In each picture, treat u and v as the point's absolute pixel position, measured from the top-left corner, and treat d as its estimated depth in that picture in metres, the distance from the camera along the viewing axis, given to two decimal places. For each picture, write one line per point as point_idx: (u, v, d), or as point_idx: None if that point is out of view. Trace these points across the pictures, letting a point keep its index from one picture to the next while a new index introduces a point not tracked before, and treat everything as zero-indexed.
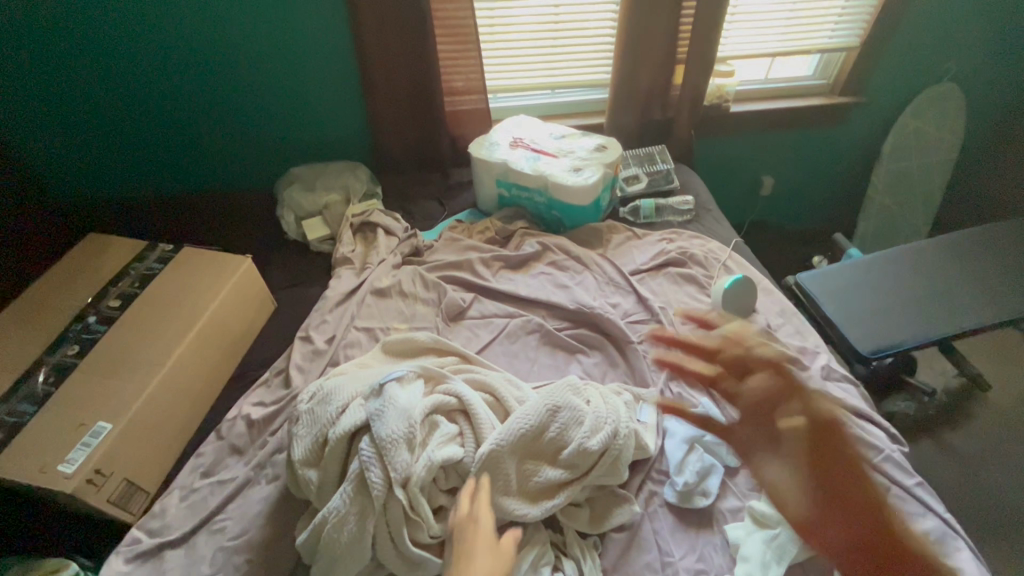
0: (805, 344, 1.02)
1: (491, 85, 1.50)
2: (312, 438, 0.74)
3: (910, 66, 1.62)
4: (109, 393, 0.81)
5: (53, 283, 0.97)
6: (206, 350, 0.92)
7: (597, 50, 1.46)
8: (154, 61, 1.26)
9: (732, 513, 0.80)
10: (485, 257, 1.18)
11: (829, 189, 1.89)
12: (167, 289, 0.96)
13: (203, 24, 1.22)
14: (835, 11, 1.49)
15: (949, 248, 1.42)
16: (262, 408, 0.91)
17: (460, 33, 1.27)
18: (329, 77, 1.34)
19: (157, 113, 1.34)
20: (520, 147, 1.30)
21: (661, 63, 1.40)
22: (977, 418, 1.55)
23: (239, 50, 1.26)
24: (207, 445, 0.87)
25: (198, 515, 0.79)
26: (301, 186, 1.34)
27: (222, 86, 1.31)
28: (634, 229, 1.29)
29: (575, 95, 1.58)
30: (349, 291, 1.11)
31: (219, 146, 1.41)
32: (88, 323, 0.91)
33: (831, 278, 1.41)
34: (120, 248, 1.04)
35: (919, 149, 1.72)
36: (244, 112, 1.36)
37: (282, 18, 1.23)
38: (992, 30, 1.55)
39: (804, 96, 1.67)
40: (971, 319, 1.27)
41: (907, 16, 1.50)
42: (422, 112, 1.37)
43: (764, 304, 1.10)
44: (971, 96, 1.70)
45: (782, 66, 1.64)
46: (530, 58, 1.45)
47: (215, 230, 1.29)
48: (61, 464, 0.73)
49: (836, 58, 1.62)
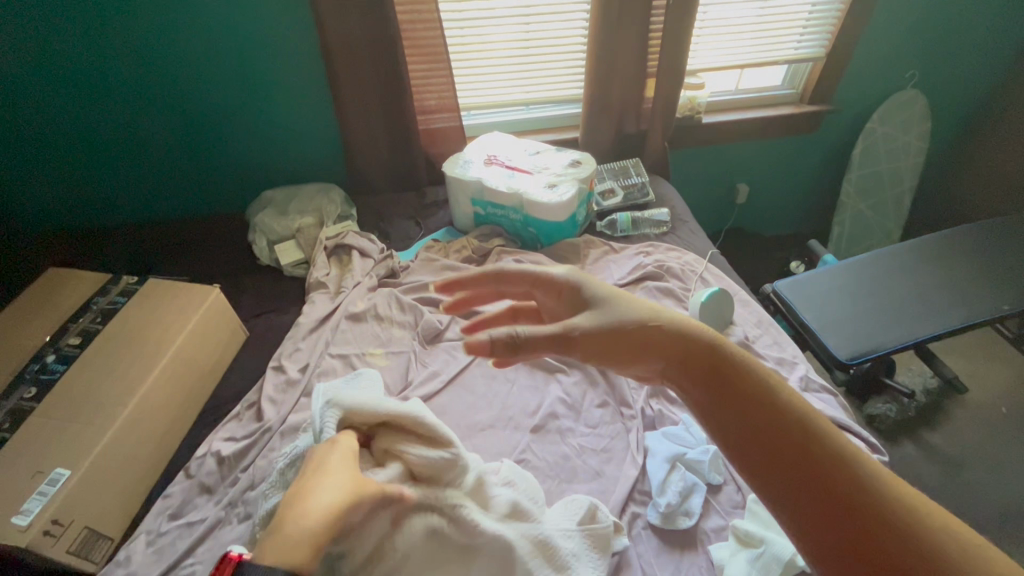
0: (783, 355, 1.03)
1: (465, 102, 1.50)
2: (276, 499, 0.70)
3: (875, 75, 1.65)
4: (69, 437, 0.78)
5: (10, 323, 0.94)
6: (173, 385, 0.89)
7: (569, 64, 1.46)
8: (122, 90, 1.24)
9: (715, 532, 0.79)
10: (461, 277, 1.17)
11: (803, 195, 1.92)
12: (132, 323, 0.94)
13: (160, 47, 1.19)
14: (800, 21, 1.52)
15: (920, 252, 1.44)
16: (233, 443, 0.88)
17: (431, 53, 1.27)
18: (298, 98, 1.32)
19: (119, 138, 1.31)
20: (494, 165, 1.29)
21: (632, 77, 1.41)
22: (957, 417, 1.57)
23: (204, 70, 1.24)
24: (175, 485, 0.83)
25: (165, 561, 0.75)
26: (273, 210, 1.31)
27: (192, 112, 1.29)
28: (612, 243, 1.29)
29: (549, 110, 1.58)
30: (322, 317, 1.08)
31: (185, 170, 1.38)
32: (46, 362, 0.87)
33: (808, 285, 1.42)
34: (81, 282, 1.01)
35: (888, 155, 1.75)
36: (215, 137, 1.34)
37: (248, 41, 1.21)
38: (952, 37, 1.59)
39: (774, 106, 1.69)
40: (948, 323, 1.28)
41: (870, 27, 1.53)
42: (395, 132, 1.36)
43: (741, 316, 1.10)
44: (935, 102, 1.74)
45: (752, 76, 1.66)
46: (502, 74, 1.46)
47: (187, 257, 1.27)
48: (15, 517, 0.69)
49: (803, 67, 1.65)
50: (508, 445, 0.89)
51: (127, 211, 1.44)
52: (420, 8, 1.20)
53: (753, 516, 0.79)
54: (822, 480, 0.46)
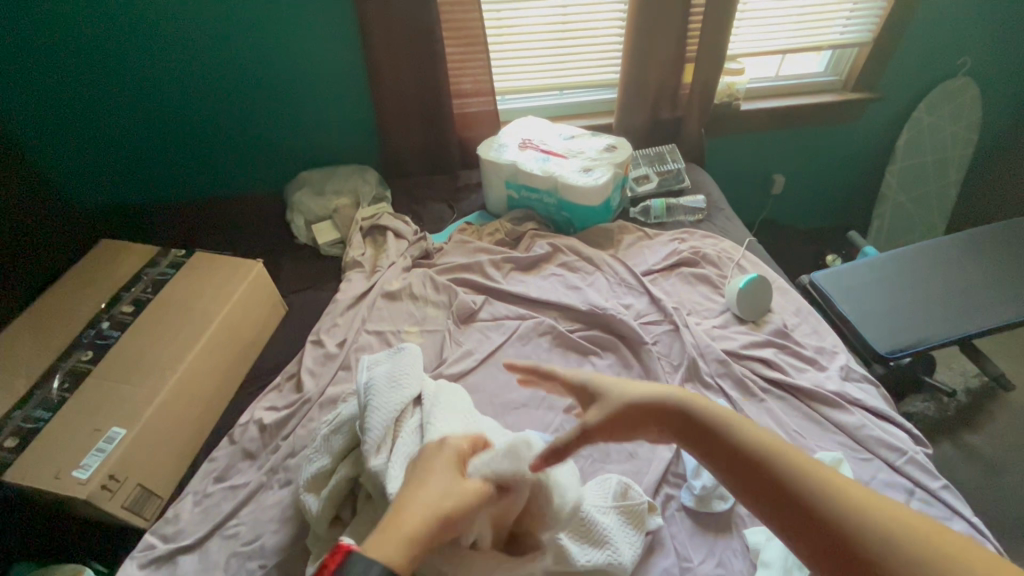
0: (823, 344, 1.01)
1: (500, 87, 1.50)
2: (322, 462, 0.72)
3: (924, 61, 1.59)
4: (124, 398, 0.81)
5: (66, 290, 0.98)
6: (219, 354, 0.93)
7: (606, 48, 1.45)
8: (172, 72, 1.27)
9: (751, 517, 0.79)
10: (495, 259, 1.17)
11: (842, 186, 1.87)
12: (179, 294, 0.97)
13: (208, 27, 1.21)
14: (846, 5, 1.47)
15: (968, 246, 1.39)
16: (274, 412, 0.90)
17: (468, 36, 1.27)
18: (337, 81, 1.34)
19: (165, 117, 1.34)
20: (529, 148, 1.29)
21: (670, 61, 1.39)
22: (1000, 418, 1.52)
23: (248, 52, 1.26)
24: (220, 450, 0.86)
25: (212, 520, 0.78)
26: (310, 190, 1.34)
27: (237, 94, 1.33)
28: (645, 229, 1.27)
29: (583, 95, 1.57)
30: (359, 294, 1.10)
31: (227, 148, 1.42)
32: (101, 328, 0.91)
33: (847, 277, 1.38)
34: (131, 254, 1.05)
35: (934, 145, 1.69)
36: (257, 120, 1.38)
37: (289, 23, 1.23)
38: (1009, 21, 1.52)
39: (816, 94, 1.65)
40: (995, 318, 1.23)
41: (921, 11, 1.48)
42: (430, 114, 1.37)
43: (780, 304, 1.08)
44: (987, 91, 1.67)
45: (793, 62, 1.62)
46: (538, 57, 1.45)
47: (232, 235, 1.30)
48: (76, 471, 0.73)
49: (848, 54, 1.59)
50: (541, 423, 0.90)
51: (170, 189, 1.48)
52: None
53: None
54: (790, 489, 0.50)
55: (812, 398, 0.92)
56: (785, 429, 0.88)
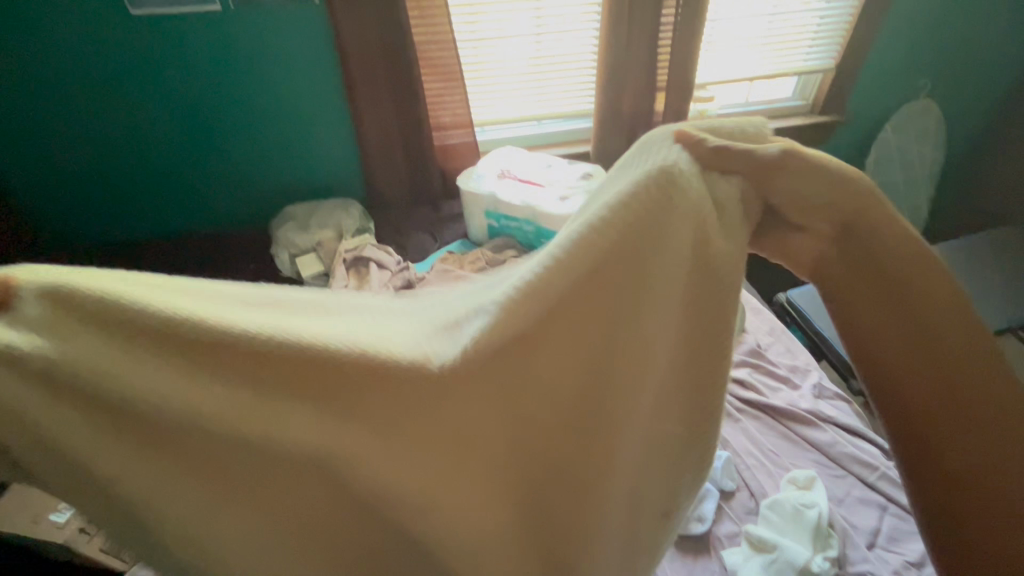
0: (796, 362, 1.05)
1: (479, 119, 1.55)
2: None
3: (888, 83, 1.66)
4: None
5: None
6: None
7: (579, 81, 1.51)
8: (187, 116, 1.31)
9: (728, 538, 0.80)
10: None
11: None
12: None
13: (227, 74, 1.27)
14: (808, 34, 1.54)
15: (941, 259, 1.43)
16: None
17: (446, 73, 1.32)
18: (321, 119, 1.38)
19: (170, 153, 1.36)
20: (506, 178, 1.32)
21: (642, 91, 1.44)
22: None
23: (254, 95, 1.31)
24: None
25: None
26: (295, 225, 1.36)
27: (244, 139, 1.38)
28: None
29: (561, 125, 1.62)
30: None
31: (200, 157, 1.38)
32: None
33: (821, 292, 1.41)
34: None
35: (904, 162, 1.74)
36: (256, 162, 1.42)
37: (256, 49, 1.25)
38: (965, 45, 1.59)
39: (784, 117, 1.71)
40: None
41: (879, 38, 1.55)
42: (411, 149, 1.41)
43: (754, 325, 1.11)
44: (949, 110, 1.74)
45: (761, 88, 1.69)
46: (517, 90, 1.50)
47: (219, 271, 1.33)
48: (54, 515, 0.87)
49: (813, 79, 1.66)
50: None
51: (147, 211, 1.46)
52: (435, 30, 1.25)
53: (766, 522, 0.80)
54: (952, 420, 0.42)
55: (785, 415, 0.95)
56: (759, 449, 0.91)
